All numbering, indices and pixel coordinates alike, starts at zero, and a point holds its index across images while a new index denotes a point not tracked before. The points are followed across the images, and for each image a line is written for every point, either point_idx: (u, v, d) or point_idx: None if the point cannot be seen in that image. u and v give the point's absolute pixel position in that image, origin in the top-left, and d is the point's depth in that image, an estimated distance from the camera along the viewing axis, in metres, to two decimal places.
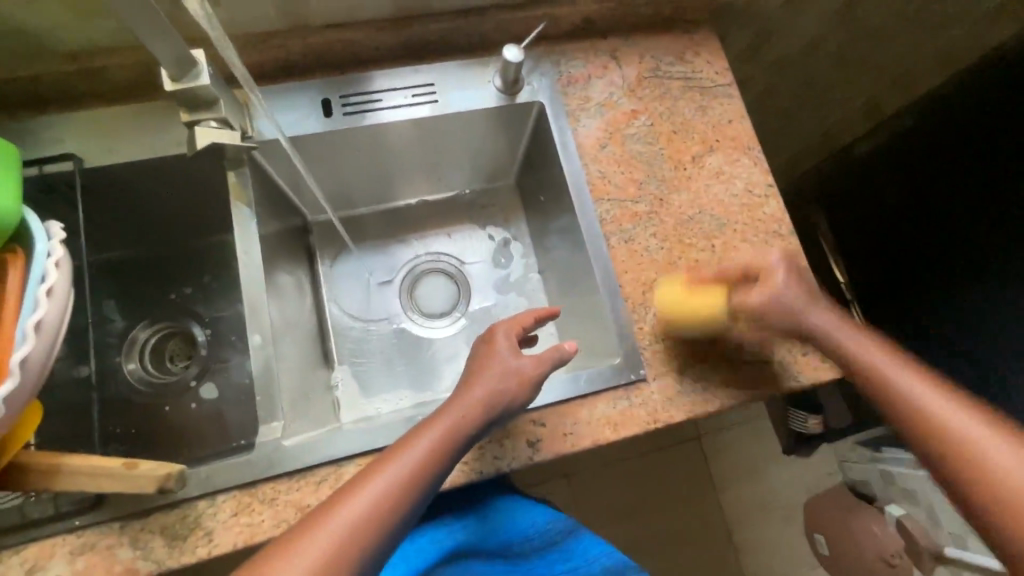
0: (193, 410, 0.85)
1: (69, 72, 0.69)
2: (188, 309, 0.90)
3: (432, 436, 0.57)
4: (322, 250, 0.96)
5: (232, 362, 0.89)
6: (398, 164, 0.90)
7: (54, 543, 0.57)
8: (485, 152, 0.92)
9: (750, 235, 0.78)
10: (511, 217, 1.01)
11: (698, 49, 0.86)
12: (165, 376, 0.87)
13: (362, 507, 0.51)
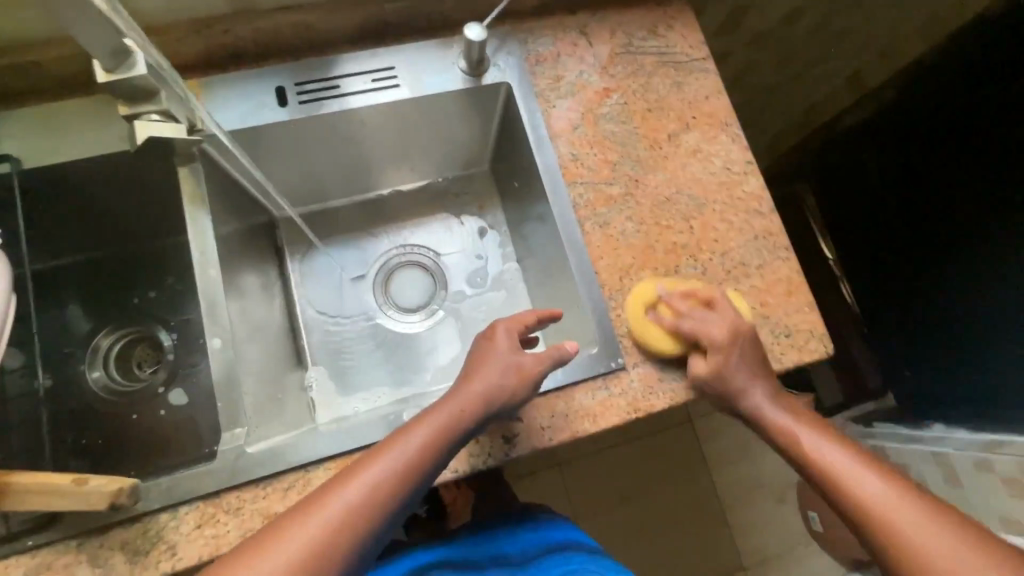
0: (162, 417, 0.83)
1: (0, 68, 0.64)
2: (153, 312, 0.87)
3: (415, 439, 0.54)
4: (291, 246, 0.92)
5: (201, 365, 0.86)
6: (365, 154, 0.87)
7: (7, 565, 0.54)
8: (455, 138, 0.89)
9: (729, 215, 0.75)
10: (486, 205, 0.98)
11: (671, 22, 0.82)
12: (132, 384, 0.84)
13: (329, 517, 0.49)
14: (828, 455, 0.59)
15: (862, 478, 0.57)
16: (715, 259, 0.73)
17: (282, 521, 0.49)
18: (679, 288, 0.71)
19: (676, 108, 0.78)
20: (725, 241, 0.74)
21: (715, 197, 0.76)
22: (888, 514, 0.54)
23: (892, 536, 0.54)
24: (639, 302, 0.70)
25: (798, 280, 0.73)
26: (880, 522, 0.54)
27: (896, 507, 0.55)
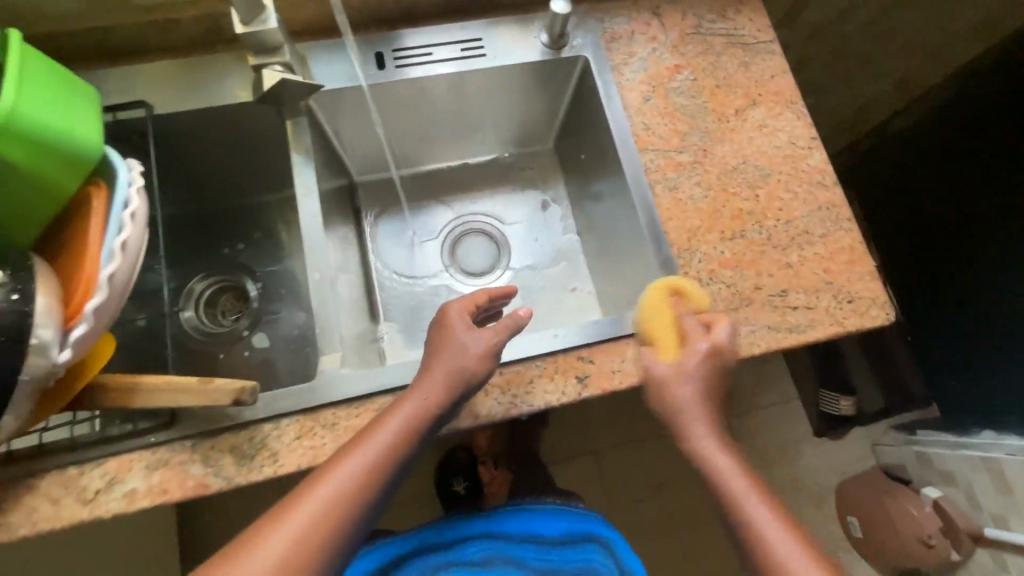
0: (246, 357, 0.89)
1: (143, 23, 0.71)
2: (242, 264, 0.94)
3: (385, 434, 0.54)
4: (367, 209, 0.98)
5: (282, 314, 0.92)
6: (441, 125, 0.92)
7: (131, 458, 0.60)
8: (526, 113, 0.94)
9: (794, 186, 0.78)
10: (548, 180, 1.03)
11: (740, 7, 0.86)
12: (220, 327, 0.91)
13: (302, 524, 0.47)
14: (732, 482, 0.58)
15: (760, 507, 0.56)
16: (780, 226, 0.76)
17: (249, 536, 0.47)
18: (744, 251, 0.74)
19: (743, 85, 0.82)
20: (790, 210, 0.77)
21: (780, 168, 0.79)
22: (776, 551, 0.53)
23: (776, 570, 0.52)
24: (706, 262, 0.73)
25: (860, 249, 0.76)
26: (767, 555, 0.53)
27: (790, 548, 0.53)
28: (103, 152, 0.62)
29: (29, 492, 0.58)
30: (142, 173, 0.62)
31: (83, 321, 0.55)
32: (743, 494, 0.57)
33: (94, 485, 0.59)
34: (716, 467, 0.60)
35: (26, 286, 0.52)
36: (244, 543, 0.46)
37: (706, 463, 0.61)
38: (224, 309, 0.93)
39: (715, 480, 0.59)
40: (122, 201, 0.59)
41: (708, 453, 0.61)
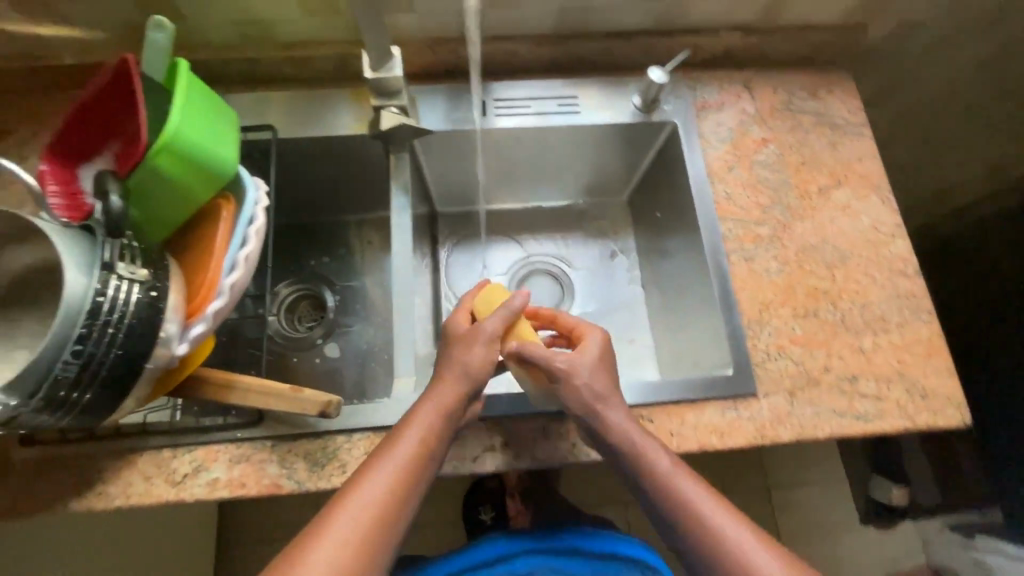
0: (317, 364, 0.95)
1: (284, 59, 0.80)
2: (323, 276, 1.01)
3: (404, 450, 0.56)
4: (443, 239, 1.04)
5: (354, 327, 0.98)
6: (522, 170, 0.97)
7: (217, 449, 0.66)
8: (606, 165, 0.98)
9: (873, 270, 0.78)
10: (618, 230, 1.06)
11: (832, 88, 0.87)
12: (297, 332, 0.97)
13: (345, 544, 0.51)
14: (713, 511, 0.56)
15: (741, 532, 0.55)
16: (855, 309, 0.75)
17: (289, 559, 0.50)
18: (817, 330, 0.74)
19: (830, 165, 0.83)
20: (867, 294, 0.76)
21: (860, 251, 0.79)
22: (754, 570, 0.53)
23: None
24: (776, 336, 0.74)
25: (939, 342, 0.74)
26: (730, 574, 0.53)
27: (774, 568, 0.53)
28: (236, 171, 0.69)
29: (128, 467, 0.65)
30: (266, 193, 0.72)
31: (201, 321, 0.63)
32: (713, 521, 0.55)
33: (183, 469, 0.65)
34: (676, 488, 0.58)
35: (162, 286, 0.58)
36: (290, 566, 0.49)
37: (657, 481, 0.58)
38: (301, 315, 0.99)
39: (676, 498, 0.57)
40: (248, 217, 0.69)
41: (674, 478, 0.58)
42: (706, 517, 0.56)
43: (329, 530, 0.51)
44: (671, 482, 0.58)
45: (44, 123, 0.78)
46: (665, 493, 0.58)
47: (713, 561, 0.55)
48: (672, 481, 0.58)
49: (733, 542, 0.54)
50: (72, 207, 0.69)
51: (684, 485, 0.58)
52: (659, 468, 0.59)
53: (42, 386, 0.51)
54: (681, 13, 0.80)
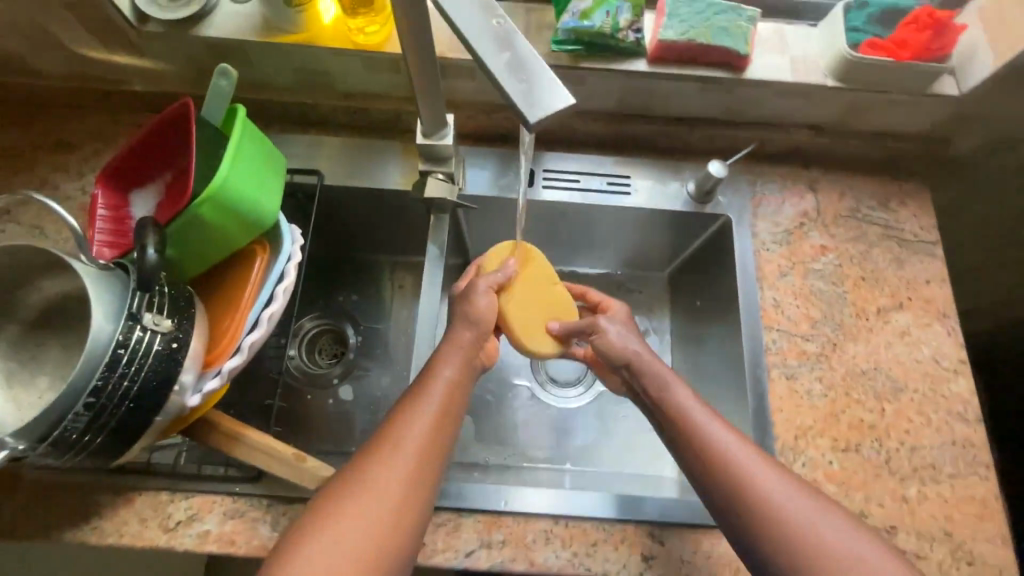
0: (329, 405, 0.94)
1: (339, 106, 0.81)
2: (349, 313, 1.00)
3: (434, 401, 0.62)
4: None
5: (372, 372, 0.97)
6: (558, 236, 0.90)
7: (213, 500, 0.65)
8: (654, 241, 0.90)
9: (928, 409, 0.71)
10: (655, 308, 0.95)
11: (904, 199, 0.81)
12: (316, 368, 0.97)
13: (387, 488, 0.54)
14: (741, 455, 0.55)
15: (772, 480, 0.54)
16: (902, 451, 0.69)
17: (329, 501, 0.54)
18: (856, 468, 0.68)
19: (892, 284, 0.77)
20: (918, 435, 0.70)
21: (916, 385, 0.72)
22: (785, 510, 0.52)
23: (788, 531, 0.51)
24: (810, 468, 0.68)
25: (995, 503, 0.67)
26: (765, 522, 0.52)
27: (807, 507, 0.52)
28: (276, 220, 0.69)
29: (125, 504, 0.65)
30: (301, 247, 0.71)
31: (217, 375, 0.62)
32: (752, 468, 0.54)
33: (177, 515, 0.64)
34: (707, 440, 0.57)
35: (184, 338, 0.59)
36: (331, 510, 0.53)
37: (695, 430, 0.58)
38: (322, 349, 0.98)
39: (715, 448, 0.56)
40: (279, 274, 0.68)
41: (700, 425, 0.58)
42: (734, 460, 0.55)
43: (370, 471, 0.55)
44: (698, 430, 0.58)
45: (106, 142, 0.80)
46: (694, 445, 0.58)
47: (749, 514, 0.53)
48: (698, 426, 0.58)
49: (765, 491, 0.53)
50: (117, 234, 0.72)
51: (714, 431, 0.57)
52: (686, 416, 0.60)
53: (52, 433, 0.51)
54: (751, 106, 0.76)
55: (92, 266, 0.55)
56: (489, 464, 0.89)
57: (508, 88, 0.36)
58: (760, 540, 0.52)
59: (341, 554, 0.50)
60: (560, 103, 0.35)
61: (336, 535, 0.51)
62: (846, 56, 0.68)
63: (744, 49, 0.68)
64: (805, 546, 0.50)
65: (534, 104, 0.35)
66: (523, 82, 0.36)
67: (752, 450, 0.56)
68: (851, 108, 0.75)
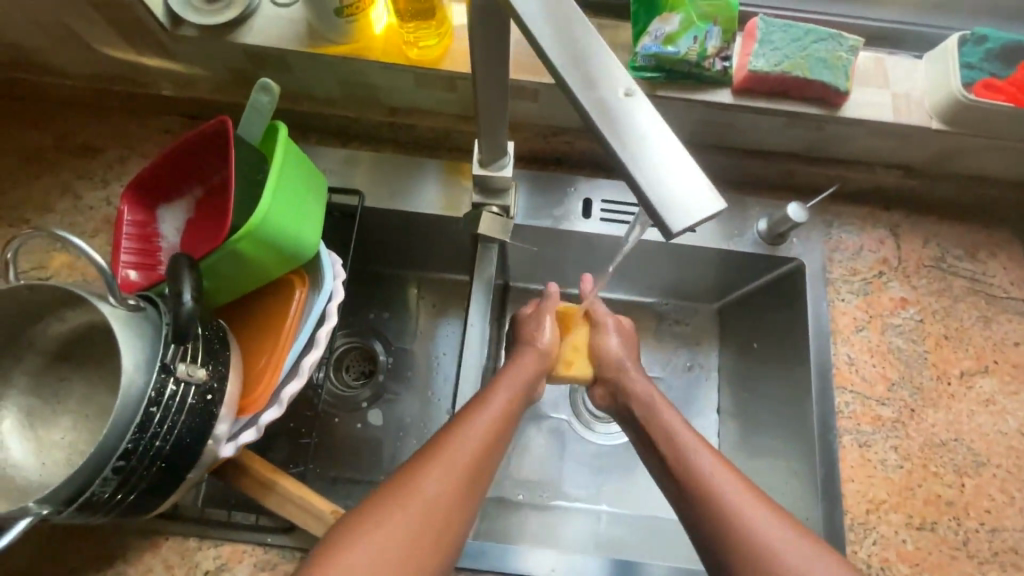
0: (357, 430, 0.86)
1: (384, 123, 0.75)
2: (377, 329, 0.92)
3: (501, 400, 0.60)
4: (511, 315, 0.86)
5: (402, 395, 0.89)
6: (600, 259, 0.79)
7: (244, 550, 0.61)
8: (713, 275, 0.80)
9: (1012, 487, 0.65)
10: (702, 342, 0.85)
11: (995, 250, 0.74)
12: (341, 389, 0.89)
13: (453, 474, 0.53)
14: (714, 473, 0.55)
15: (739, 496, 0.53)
16: (982, 532, 0.64)
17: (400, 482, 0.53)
18: (931, 548, 0.63)
19: (978, 344, 0.70)
20: (1000, 515, 0.64)
21: (999, 460, 0.66)
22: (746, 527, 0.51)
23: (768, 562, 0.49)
24: (880, 547, 0.63)
25: None
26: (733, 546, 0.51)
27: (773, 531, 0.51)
28: (317, 252, 0.63)
29: (151, 549, 0.61)
30: (343, 282, 0.64)
31: (253, 427, 0.58)
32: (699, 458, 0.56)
33: (205, 565, 0.61)
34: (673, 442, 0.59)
35: (219, 387, 0.54)
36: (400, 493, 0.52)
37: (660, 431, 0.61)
38: (348, 366, 0.90)
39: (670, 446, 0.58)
40: (318, 316, 0.62)
41: (686, 451, 0.57)
42: (703, 477, 0.55)
43: (440, 457, 0.54)
44: (679, 445, 0.58)
45: (134, 149, 0.74)
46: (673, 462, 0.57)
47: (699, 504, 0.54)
48: (663, 428, 0.61)
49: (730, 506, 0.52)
50: (144, 254, 0.65)
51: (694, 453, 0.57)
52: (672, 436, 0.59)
53: (79, 496, 0.46)
54: (838, 142, 0.69)
55: (121, 308, 0.49)
56: (523, 502, 0.81)
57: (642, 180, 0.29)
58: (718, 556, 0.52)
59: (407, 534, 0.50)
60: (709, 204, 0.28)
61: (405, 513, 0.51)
62: (959, 98, 0.61)
63: (844, 85, 0.61)
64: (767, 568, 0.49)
65: (680, 207, 0.28)
66: (661, 175, 0.29)
67: (731, 474, 0.55)
68: (949, 153, 0.70)
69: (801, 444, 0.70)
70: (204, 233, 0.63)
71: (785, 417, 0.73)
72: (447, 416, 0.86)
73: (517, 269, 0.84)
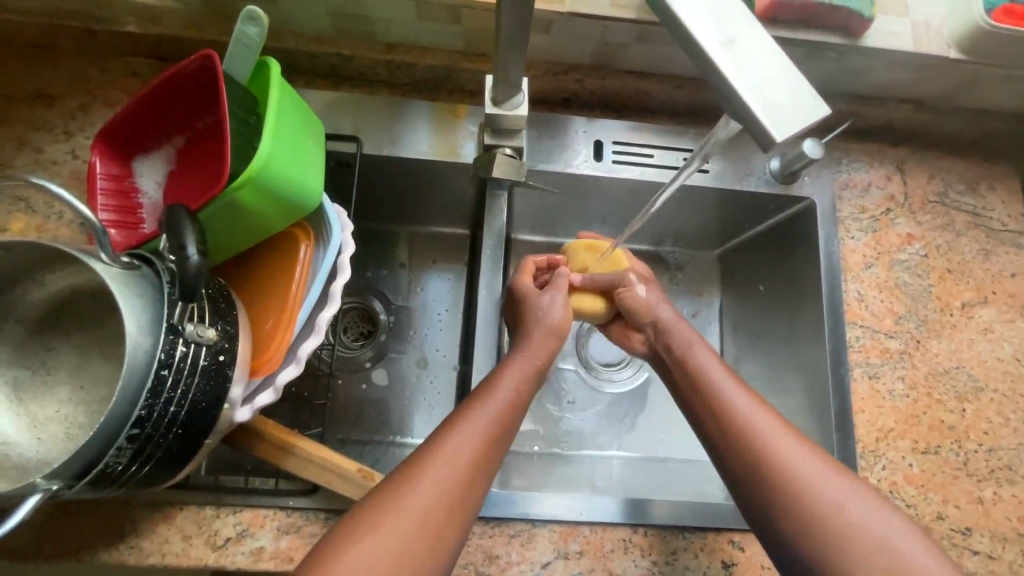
0: (362, 391, 0.80)
1: (380, 60, 0.71)
2: (376, 288, 0.84)
3: (508, 391, 0.54)
4: (513, 266, 0.83)
5: (407, 352, 0.82)
6: (607, 205, 0.77)
7: (266, 514, 0.59)
8: (720, 219, 0.80)
9: (1007, 410, 0.69)
10: (703, 290, 0.86)
11: (994, 183, 0.75)
12: (342, 352, 0.81)
13: (458, 463, 0.48)
14: (759, 425, 0.52)
15: (802, 458, 0.49)
16: (980, 452, 0.67)
17: (399, 477, 0.47)
18: (935, 470, 0.66)
19: (978, 277, 0.72)
20: (996, 436, 0.68)
21: (996, 384, 0.69)
22: (819, 493, 0.47)
23: (831, 527, 0.46)
24: (889, 471, 0.66)
25: None
26: (792, 497, 0.48)
27: (849, 497, 0.47)
28: (322, 202, 0.58)
29: (165, 521, 0.58)
30: (351, 233, 0.60)
31: (268, 388, 0.55)
32: (753, 417, 0.52)
33: (226, 532, 0.58)
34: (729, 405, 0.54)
35: (230, 348, 0.51)
36: (401, 482, 0.46)
37: (717, 394, 0.55)
38: (347, 327, 0.83)
39: (726, 408, 0.54)
40: (329, 269, 0.58)
41: (740, 413, 0.53)
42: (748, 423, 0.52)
43: (436, 459, 0.48)
44: (727, 404, 0.54)
45: (97, 96, 0.67)
46: (711, 413, 0.54)
47: (762, 468, 0.50)
48: (721, 392, 0.55)
49: (783, 459, 0.49)
50: (125, 212, 0.58)
51: (731, 398, 0.54)
52: (708, 381, 0.56)
53: (90, 470, 0.43)
54: (855, 76, 0.69)
55: (115, 266, 0.44)
56: (539, 453, 0.79)
57: (742, 87, 0.31)
58: (787, 527, 0.47)
59: (406, 531, 0.44)
60: (808, 101, 0.31)
61: (410, 508, 0.45)
62: (981, 24, 0.62)
63: (868, 12, 0.60)
64: (856, 545, 0.45)
65: (782, 109, 0.30)
66: (756, 74, 0.31)
67: (789, 435, 0.51)
68: (960, 83, 0.70)
69: (812, 380, 0.71)
70: (195, 185, 0.58)
71: (797, 355, 0.74)
72: (455, 370, 0.82)
73: (520, 220, 0.81)
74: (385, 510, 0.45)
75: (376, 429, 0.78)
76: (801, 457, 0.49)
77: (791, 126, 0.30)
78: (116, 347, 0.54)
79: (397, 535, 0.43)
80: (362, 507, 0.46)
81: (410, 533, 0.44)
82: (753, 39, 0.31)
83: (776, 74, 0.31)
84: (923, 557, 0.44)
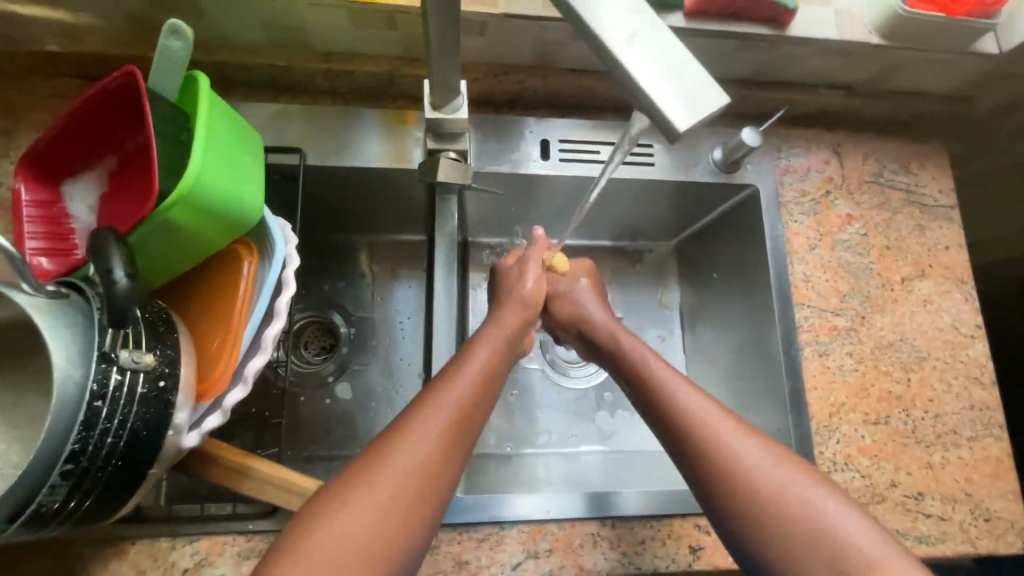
0: (325, 406, 0.78)
1: (318, 69, 0.70)
2: (335, 300, 0.83)
3: (480, 362, 0.54)
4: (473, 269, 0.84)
5: (370, 364, 0.81)
6: (558, 203, 0.78)
7: (224, 541, 0.58)
8: (671, 211, 0.81)
9: (949, 376, 0.72)
10: (661, 283, 0.88)
11: (925, 161, 0.79)
12: (303, 368, 0.79)
13: (423, 454, 0.46)
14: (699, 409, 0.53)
15: (743, 440, 0.50)
16: (926, 419, 0.70)
17: (365, 465, 0.46)
18: (885, 439, 0.69)
19: (915, 251, 0.76)
20: (940, 402, 0.71)
21: (938, 353, 0.73)
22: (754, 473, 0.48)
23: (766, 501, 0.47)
24: (843, 444, 0.68)
25: (1007, 463, 0.69)
26: (734, 480, 0.48)
27: (788, 477, 0.48)
28: (263, 216, 0.57)
29: (117, 557, 0.56)
30: (296, 247, 0.59)
31: (216, 411, 0.53)
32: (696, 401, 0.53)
33: (183, 563, 0.56)
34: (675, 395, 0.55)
35: (172, 372, 0.49)
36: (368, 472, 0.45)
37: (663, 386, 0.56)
38: (308, 342, 0.81)
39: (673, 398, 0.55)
40: (275, 284, 0.56)
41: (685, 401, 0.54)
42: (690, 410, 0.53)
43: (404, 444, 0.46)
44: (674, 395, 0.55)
45: (19, 121, 0.65)
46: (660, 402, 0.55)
47: (706, 451, 0.50)
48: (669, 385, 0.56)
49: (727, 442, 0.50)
50: (55, 239, 0.56)
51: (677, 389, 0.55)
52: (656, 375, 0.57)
53: (23, 511, 0.41)
54: (786, 65, 0.72)
55: (39, 296, 0.42)
56: (511, 455, 0.79)
57: (649, 79, 0.32)
58: (730, 503, 0.48)
59: (371, 518, 0.43)
60: (711, 90, 0.32)
61: (375, 496, 0.44)
62: (897, 11, 0.65)
63: (793, 3, 0.62)
64: (797, 523, 0.46)
65: (687, 98, 0.31)
66: (660, 68, 0.32)
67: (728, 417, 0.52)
68: (885, 68, 0.73)
69: (766, 361, 0.73)
70: (127, 206, 0.56)
71: (750, 337, 0.76)
72: (419, 379, 0.81)
73: (476, 222, 0.81)
74: (349, 498, 0.43)
75: (340, 445, 0.76)
76: (745, 439, 0.50)
77: (695, 114, 0.31)
78: (50, 380, 0.52)
79: (361, 522, 0.42)
80: (329, 493, 0.45)
81: (375, 519, 0.43)
82: (656, 32, 0.32)
83: (681, 65, 0.32)
84: (863, 538, 0.45)
